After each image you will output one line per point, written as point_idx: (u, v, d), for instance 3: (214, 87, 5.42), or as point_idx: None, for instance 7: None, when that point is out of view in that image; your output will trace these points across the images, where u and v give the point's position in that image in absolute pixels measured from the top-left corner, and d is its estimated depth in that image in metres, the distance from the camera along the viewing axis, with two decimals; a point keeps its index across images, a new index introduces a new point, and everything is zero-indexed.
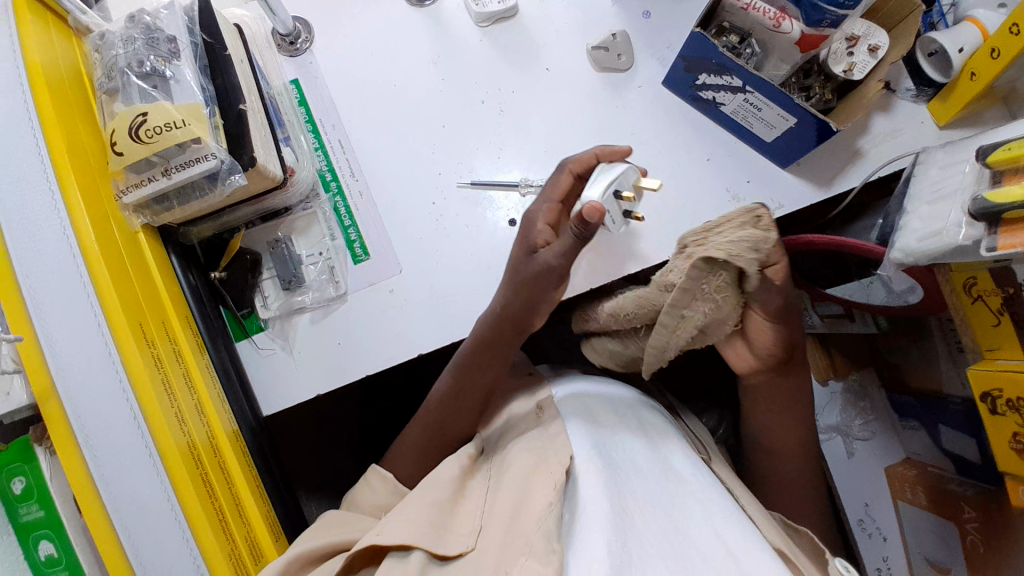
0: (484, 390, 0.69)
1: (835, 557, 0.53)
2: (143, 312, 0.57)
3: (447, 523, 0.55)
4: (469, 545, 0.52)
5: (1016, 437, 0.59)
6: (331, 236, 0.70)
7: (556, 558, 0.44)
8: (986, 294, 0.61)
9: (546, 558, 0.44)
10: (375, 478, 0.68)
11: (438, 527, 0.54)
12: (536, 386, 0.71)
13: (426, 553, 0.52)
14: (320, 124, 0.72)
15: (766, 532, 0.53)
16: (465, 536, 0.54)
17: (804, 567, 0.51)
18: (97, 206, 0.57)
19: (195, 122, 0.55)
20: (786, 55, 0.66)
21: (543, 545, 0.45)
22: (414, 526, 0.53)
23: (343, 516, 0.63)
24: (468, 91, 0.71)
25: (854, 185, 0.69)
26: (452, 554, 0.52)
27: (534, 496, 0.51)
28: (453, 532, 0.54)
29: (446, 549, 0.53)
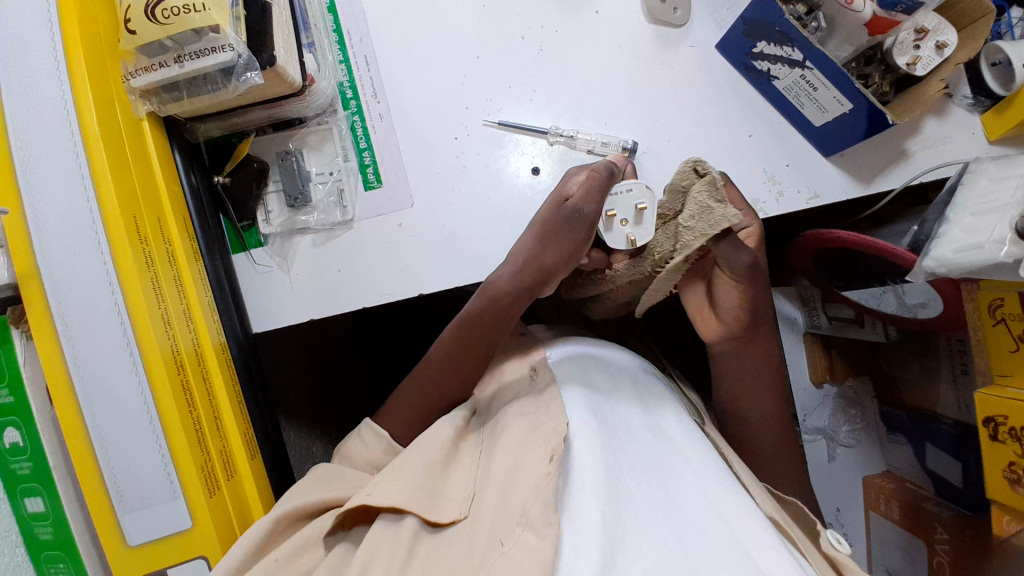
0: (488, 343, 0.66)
1: (829, 530, 0.57)
2: (140, 206, 0.54)
3: (440, 488, 0.54)
4: (462, 513, 0.52)
5: (1011, 467, 0.58)
6: (344, 157, 0.66)
7: (552, 532, 0.44)
8: (1010, 318, 0.58)
9: (543, 531, 0.45)
10: (370, 433, 0.66)
11: (429, 493, 0.53)
12: (531, 350, 0.72)
13: (419, 519, 0.52)
14: (348, 35, 0.67)
15: (760, 502, 0.57)
16: (457, 503, 0.53)
17: (797, 538, 0.54)
18: (103, 86, 0.53)
19: (216, 8, 0.51)
20: (852, 36, 0.62)
21: (540, 516, 0.46)
22: (410, 490, 0.53)
23: (333, 472, 0.62)
24: (507, 24, 0.67)
25: (894, 187, 0.67)
26: (443, 522, 0.51)
27: (528, 470, 0.50)
28: (446, 497, 0.54)
29: (438, 516, 0.52)
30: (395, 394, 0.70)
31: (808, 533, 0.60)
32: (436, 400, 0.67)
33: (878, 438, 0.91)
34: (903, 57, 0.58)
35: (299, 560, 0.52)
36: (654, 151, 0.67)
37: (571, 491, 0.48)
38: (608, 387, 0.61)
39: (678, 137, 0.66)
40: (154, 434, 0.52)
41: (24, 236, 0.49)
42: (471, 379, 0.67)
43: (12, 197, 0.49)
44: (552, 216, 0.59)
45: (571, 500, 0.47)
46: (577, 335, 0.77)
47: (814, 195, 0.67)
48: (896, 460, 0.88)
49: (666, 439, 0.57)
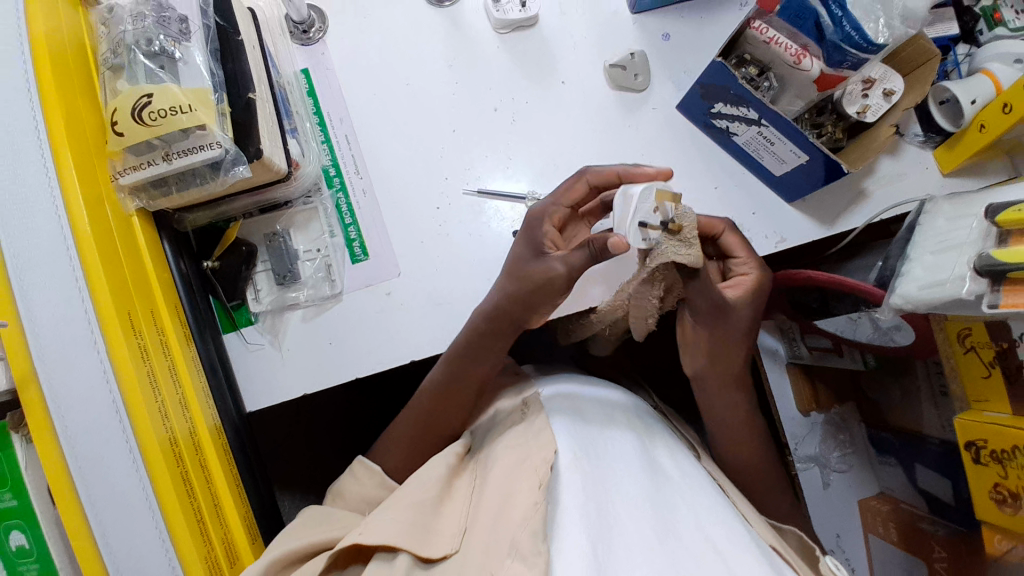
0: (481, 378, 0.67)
1: (827, 556, 0.59)
2: (133, 302, 0.55)
3: (432, 523, 0.58)
4: (452, 548, 0.55)
5: (997, 488, 0.60)
6: (329, 233, 0.68)
7: (542, 560, 0.47)
8: (980, 346, 0.61)
9: (532, 560, 0.47)
10: (362, 469, 0.69)
11: (421, 528, 0.56)
12: (524, 385, 0.73)
13: (412, 555, 0.54)
14: (327, 117, 0.70)
15: (758, 529, 0.59)
16: (449, 538, 0.56)
17: (793, 559, 0.57)
18: (92, 185, 0.54)
19: (202, 107, 0.53)
20: (803, 90, 0.65)
21: (530, 546, 0.48)
22: (402, 525, 0.55)
23: (323, 515, 0.65)
24: (480, 98, 0.71)
25: (856, 226, 0.70)
26: (436, 557, 0.55)
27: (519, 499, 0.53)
28: (438, 532, 0.57)
29: (431, 551, 0.55)
30: (390, 426, 0.74)
31: (806, 558, 0.62)
32: (430, 438, 0.69)
33: (869, 461, 0.93)
34: (853, 104, 0.64)
35: None
36: None
37: (560, 522, 0.51)
38: (601, 422, 0.64)
39: None
40: (156, 528, 0.52)
41: (19, 343, 0.48)
42: (459, 418, 0.70)
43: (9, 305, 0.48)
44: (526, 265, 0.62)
45: (560, 524, 0.51)
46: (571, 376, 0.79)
47: (782, 237, 0.70)
48: (888, 481, 0.90)
49: (663, 479, 0.59)
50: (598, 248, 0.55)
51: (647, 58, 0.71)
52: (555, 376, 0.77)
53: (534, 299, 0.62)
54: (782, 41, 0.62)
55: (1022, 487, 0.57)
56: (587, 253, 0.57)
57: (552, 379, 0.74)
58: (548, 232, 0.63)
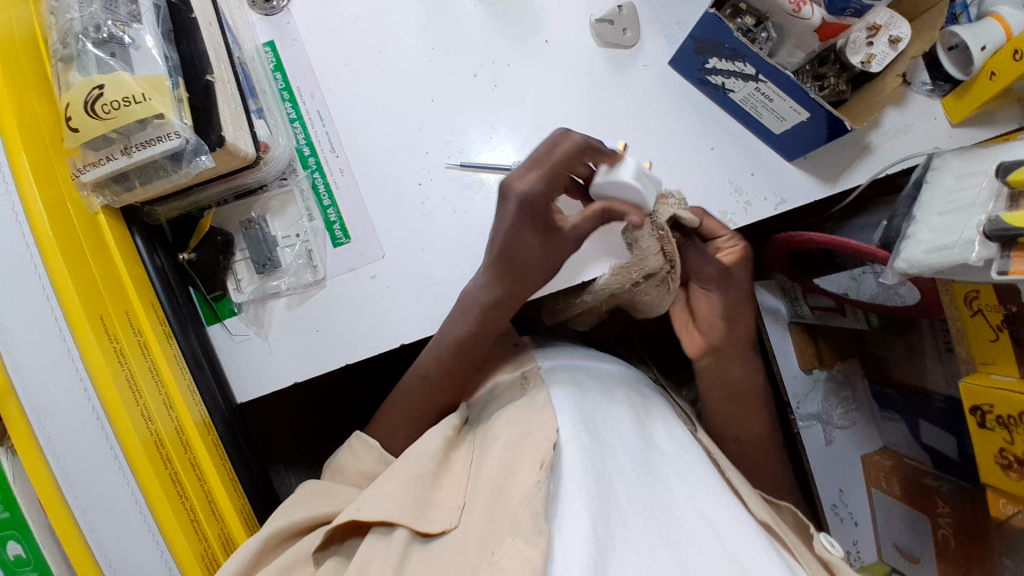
0: (483, 354, 0.66)
1: (822, 533, 0.57)
2: (105, 303, 0.53)
3: (431, 497, 0.57)
4: (452, 523, 0.54)
5: (1003, 452, 0.59)
6: (308, 217, 0.65)
7: (543, 540, 0.45)
8: (987, 308, 0.59)
9: (533, 540, 0.45)
10: (359, 444, 0.68)
11: (421, 504, 0.56)
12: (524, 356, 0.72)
13: (411, 530, 0.54)
14: (298, 93, 0.66)
15: (752, 508, 0.58)
16: (448, 513, 0.55)
17: (789, 540, 0.56)
18: (50, 186, 0.52)
19: (156, 96, 0.50)
20: (802, 42, 0.61)
21: (530, 525, 0.46)
22: (398, 503, 0.55)
23: (323, 486, 0.64)
24: (459, 64, 0.67)
25: (860, 182, 0.67)
26: (433, 532, 0.54)
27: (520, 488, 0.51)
28: (435, 507, 0.56)
29: (429, 526, 0.54)
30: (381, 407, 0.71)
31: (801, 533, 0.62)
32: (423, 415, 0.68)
33: (872, 416, 0.92)
34: (862, 52, 0.59)
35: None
36: None
37: (563, 495, 0.50)
38: (599, 400, 0.62)
39: (644, 157, 0.66)
40: (150, 532, 0.51)
41: None
42: (452, 394, 0.69)
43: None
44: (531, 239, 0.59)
45: (563, 508, 0.48)
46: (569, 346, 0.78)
47: (781, 199, 0.67)
48: (892, 437, 0.90)
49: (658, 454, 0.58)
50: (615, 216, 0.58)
51: (635, 11, 0.66)
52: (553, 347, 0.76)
53: (550, 250, 0.59)
54: None
55: None
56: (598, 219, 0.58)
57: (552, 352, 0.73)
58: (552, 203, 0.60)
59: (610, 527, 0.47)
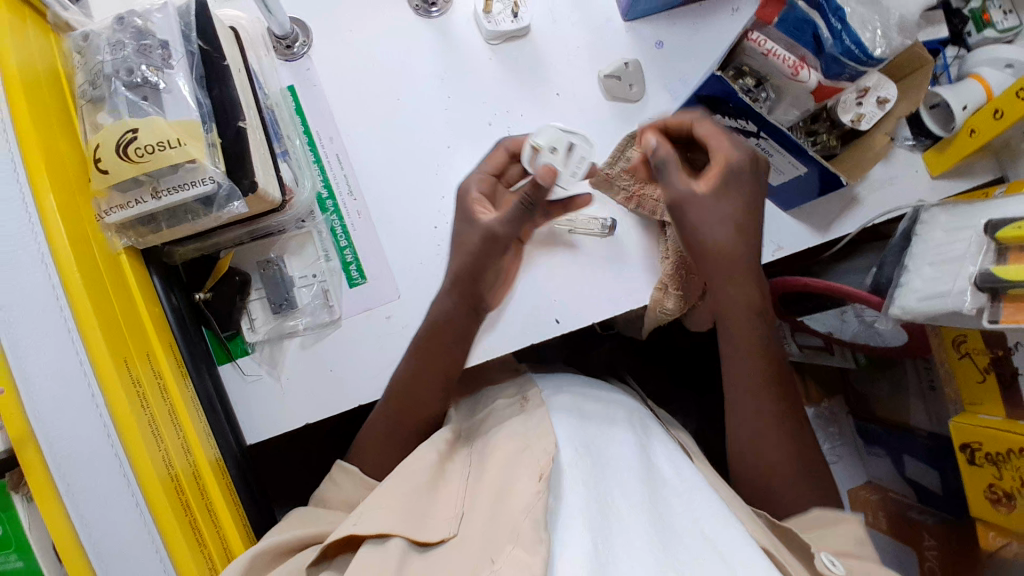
0: (451, 365, 0.64)
1: (824, 553, 0.54)
2: (128, 346, 0.53)
3: (426, 509, 0.58)
4: (451, 531, 0.56)
5: (991, 488, 0.62)
6: (325, 257, 0.66)
7: (542, 546, 0.48)
8: (974, 352, 0.63)
9: (533, 548, 0.48)
10: (342, 474, 0.65)
11: (417, 516, 0.56)
12: (524, 382, 0.74)
13: (407, 540, 0.55)
14: (317, 136, 0.68)
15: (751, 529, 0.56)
16: (446, 522, 0.57)
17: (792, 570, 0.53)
18: (76, 227, 0.52)
19: (191, 140, 0.51)
20: (798, 100, 0.65)
21: (531, 534, 0.49)
22: (396, 513, 0.55)
23: (312, 512, 0.62)
24: (475, 111, 0.69)
25: (849, 232, 0.71)
26: (433, 541, 0.55)
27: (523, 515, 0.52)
28: (433, 518, 0.57)
29: (427, 536, 0.55)
30: (366, 422, 0.67)
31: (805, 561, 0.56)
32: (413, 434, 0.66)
33: (857, 451, 0.96)
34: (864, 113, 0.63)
35: None
36: (630, 221, 0.69)
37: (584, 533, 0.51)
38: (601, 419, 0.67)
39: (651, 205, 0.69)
40: None
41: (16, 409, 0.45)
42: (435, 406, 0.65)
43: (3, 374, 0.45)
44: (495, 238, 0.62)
45: (564, 528, 0.51)
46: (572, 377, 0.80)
47: (779, 245, 0.70)
48: (876, 471, 0.93)
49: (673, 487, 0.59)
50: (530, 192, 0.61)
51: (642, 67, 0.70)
52: (555, 375, 0.77)
53: (478, 266, 0.63)
54: (780, 53, 0.61)
55: (1016, 488, 0.60)
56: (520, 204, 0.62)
57: (554, 381, 0.74)
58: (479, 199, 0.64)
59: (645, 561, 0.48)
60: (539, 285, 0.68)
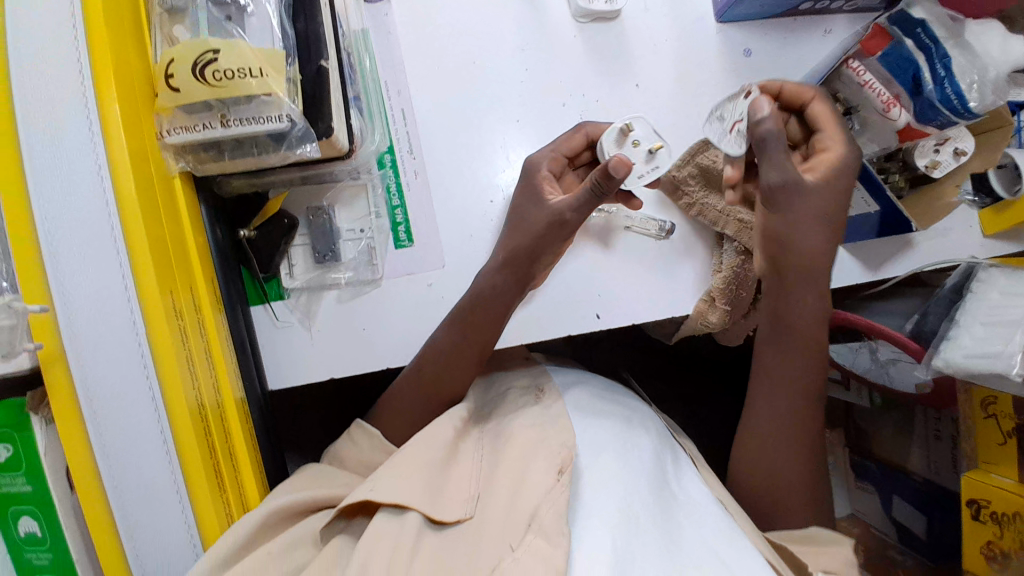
0: (489, 337, 0.63)
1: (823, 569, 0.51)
2: (173, 275, 0.51)
3: (442, 486, 0.56)
4: (466, 513, 0.54)
5: (989, 545, 0.64)
6: (376, 214, 0.64)
7: (565, 541, 0.48)
8: (1001, 415, 0.64)
9: (555, 539, 0.48)
10: (360, 433, 0.65)
11: (433, 490, 0.55)
12: (537, 373, 0.73)
13: (423, 515, 0.53)
14: (384, 86, 0.65)
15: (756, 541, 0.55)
16: (461, 503, 0.55)
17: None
18: (137, 145, 0.49)
19: (272, 74, 0.48)
20: (879, 137, 0.64)
21: (554, 525, 0.49)
22: (414, 487, 0.54)
23: (324, 471, 0.61)
24: (550, 89, 0.67)
25: (898, 275, 0.71)
26: (449, 520, 0.53)
27: (545, 501, 0.52)
28: (447, 496, 0.55)
29: (443, 514, 0.54)
30: (388, 392, 0.67)
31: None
32: (435, 403, 0.64)
33: (846, 483, 0.98)
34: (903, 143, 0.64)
35: (294, 554, 0.52)
36: (686, 229, 0.68)
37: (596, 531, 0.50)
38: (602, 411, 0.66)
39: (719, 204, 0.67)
40: (185, 519, 0.50)
41: (53, 331, 0.45)
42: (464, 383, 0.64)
43: (40, 291, 0.44)
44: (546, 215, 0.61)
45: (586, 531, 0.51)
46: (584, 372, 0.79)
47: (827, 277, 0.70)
48: (862, 506, 0.95)
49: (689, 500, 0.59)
50: (601, 181, 0.57)
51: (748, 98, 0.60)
52: (573, 371, 0.76)
53: (538, 247, 0.60)
54: (876, 86, 0.59)
55: (1013, 548, 0.62)
56: (590, 190, 0.58)
57: (572, 376, 0.73)
58: (548, 178, 0.63)
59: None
60: (587, 277, 0.66)
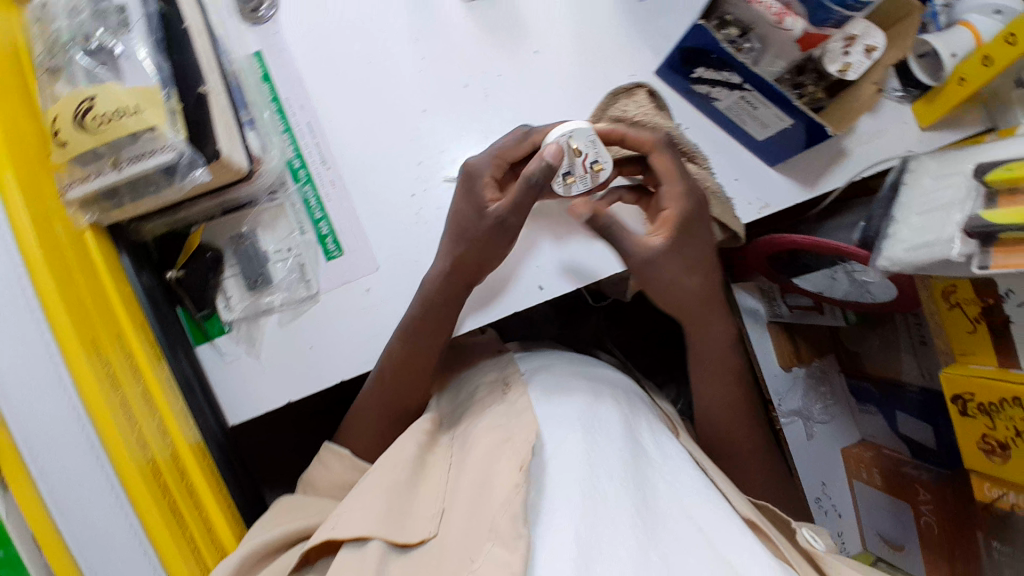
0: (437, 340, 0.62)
1: (802, 527, 0.55)
2: (96, 328, 0.51)
3: (408, 506, 0.53)
4: (430, 531, 0.51)
5: (985, 438, 0.62)
6: (300, 231, 0.64)
7: (521, 544, 0.44)
8: (965, 302, 0.62)
9: (512, 544, 0.44)
10: (329, 456, 0.63)
11: (396, 513, 0.52)
12: (505, 361, 0.71)
13: (386, 542, 0.50)
14: (286, 104, 0.65)
15: (734, 504, 0.53)
16: (427, 521, 0.52)
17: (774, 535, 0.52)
18: (39, 204, 0.50)
19: (149, 107, 0.49)
20: (783, 51, 0.62)
21: (509, 529, 0.45)
22: (371, 513, 0.50)
23: (296, 500, 0.60)
24: (451, 73, 0.66)
25: (837, 186, 0.69)
26: (413, 542, 0.50)
27: (500, 477, 0.50)
28: (413, 515, 0.52)
29: (407, 536, 0.51)
30: (354, 404, 0.66)
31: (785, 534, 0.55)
32: (390, 410, 0.63)
33: (850, 411, 0.93)
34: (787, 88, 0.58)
35: None
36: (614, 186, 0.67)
37: (549, 504, 0.48)
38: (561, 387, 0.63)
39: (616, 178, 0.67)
40: (152, 565, 0.49)
41: None
42: (423, 390, 0.64)
43: None
44: (476, 225, 0.60)
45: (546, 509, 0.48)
46: (553, 348, 0.78)
47: (766, 203, 0.68)
48: (869, 429, 0.91)
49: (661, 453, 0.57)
50: (539, 177, 0.57)
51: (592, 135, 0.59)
52: (536, 355, 0.74)
53: (486, 255, 0.60)
54: (762, 1, 0.57)
55: (1009, 437, 0.59)
56: (525, 183, 0.57)
57: (535, 360, 0.72)
58: (486, 184, 0.61)
59: (651, 538, 0.46)
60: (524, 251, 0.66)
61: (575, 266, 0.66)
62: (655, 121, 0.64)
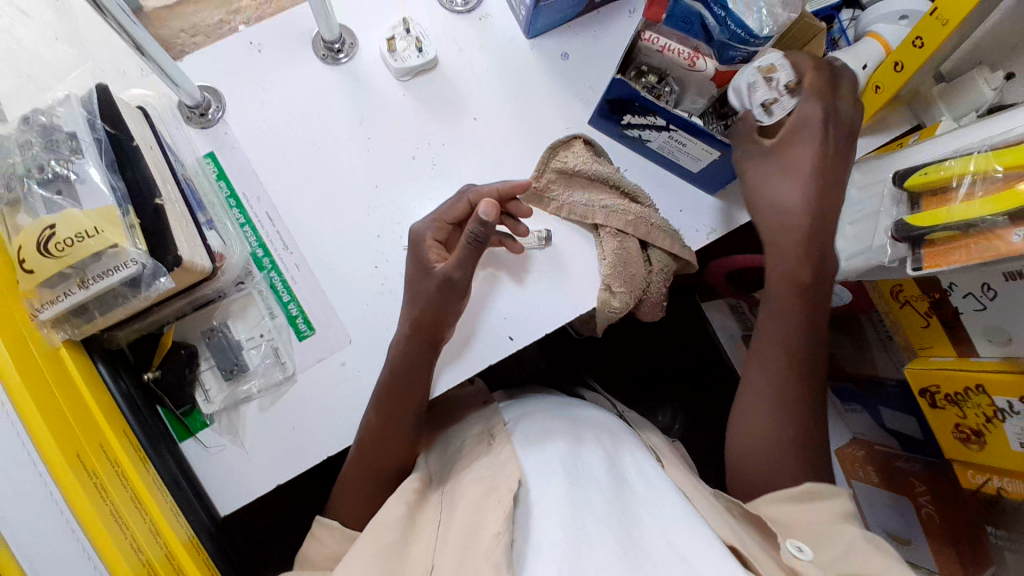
0: (414, 403, 0.63)
1: (787, 540, 0.53)
2: (80, 441, 0.52)
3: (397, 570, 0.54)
4: None
5: (959, 427, 0.63)
6: (270, 316, 0.67)
7: None
8: (913, 299, 0.66)
9: None
10: (323, 530, 0.64)
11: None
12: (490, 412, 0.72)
13: None
14: (244, 198, 0.68)
15: (714, 527, 0.54)
16: None
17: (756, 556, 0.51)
18: (12, 331, 0.52)
19: (109, 228, 0.52)
20: (703, 89, 0.66)
21: None
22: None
23: None
24: (396, 148, 0.70)
25: None
26: None
27: (482, 530, 0.51)
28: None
29: None
30: (339, 478, 0.67)
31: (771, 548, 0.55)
32: (377, 477, 0.64)
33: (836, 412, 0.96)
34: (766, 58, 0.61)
35: None
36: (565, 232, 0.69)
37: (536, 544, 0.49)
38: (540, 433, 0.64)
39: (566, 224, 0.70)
40: None
41: None
42: (405, 453, 0.65)
43: None
44: (426, 288, 0.62)
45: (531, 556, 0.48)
46: (534, 393, 0.80)
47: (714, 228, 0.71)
48: (857, 426, 0.93)
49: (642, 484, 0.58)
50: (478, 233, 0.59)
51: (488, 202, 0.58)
52: (519, 402, 0.75)
53: (440, 311, 0.62)
54: (673, 48, 0.63)
55: (980, 424, 0.61)
56: (469, 243, 0.60)
57: (515, 408, 0.73)
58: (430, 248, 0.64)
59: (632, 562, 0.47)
60: (488, 304, 0.68)
61: (540, 313, 0.68)
62: (597, 168, 0.67)
